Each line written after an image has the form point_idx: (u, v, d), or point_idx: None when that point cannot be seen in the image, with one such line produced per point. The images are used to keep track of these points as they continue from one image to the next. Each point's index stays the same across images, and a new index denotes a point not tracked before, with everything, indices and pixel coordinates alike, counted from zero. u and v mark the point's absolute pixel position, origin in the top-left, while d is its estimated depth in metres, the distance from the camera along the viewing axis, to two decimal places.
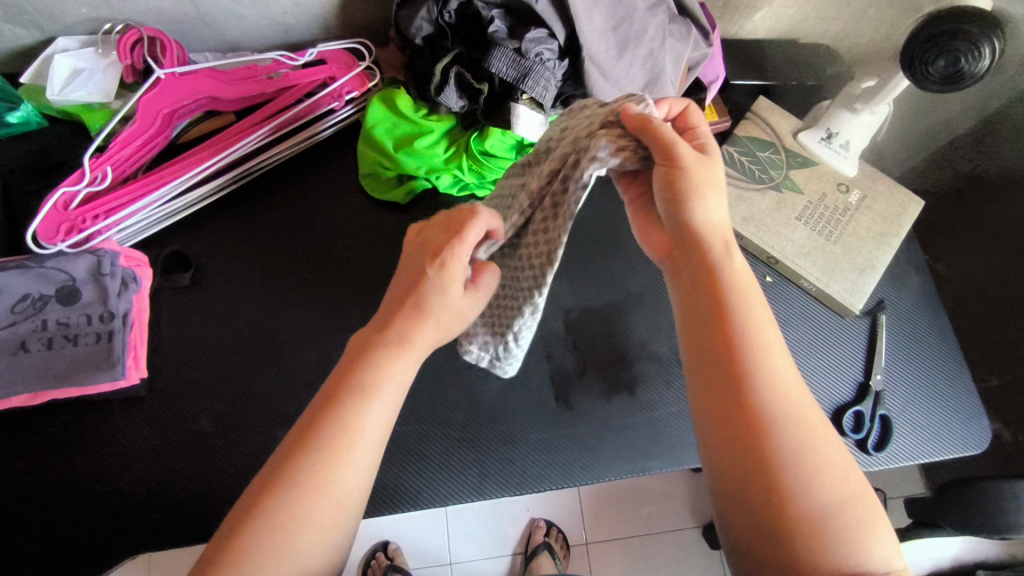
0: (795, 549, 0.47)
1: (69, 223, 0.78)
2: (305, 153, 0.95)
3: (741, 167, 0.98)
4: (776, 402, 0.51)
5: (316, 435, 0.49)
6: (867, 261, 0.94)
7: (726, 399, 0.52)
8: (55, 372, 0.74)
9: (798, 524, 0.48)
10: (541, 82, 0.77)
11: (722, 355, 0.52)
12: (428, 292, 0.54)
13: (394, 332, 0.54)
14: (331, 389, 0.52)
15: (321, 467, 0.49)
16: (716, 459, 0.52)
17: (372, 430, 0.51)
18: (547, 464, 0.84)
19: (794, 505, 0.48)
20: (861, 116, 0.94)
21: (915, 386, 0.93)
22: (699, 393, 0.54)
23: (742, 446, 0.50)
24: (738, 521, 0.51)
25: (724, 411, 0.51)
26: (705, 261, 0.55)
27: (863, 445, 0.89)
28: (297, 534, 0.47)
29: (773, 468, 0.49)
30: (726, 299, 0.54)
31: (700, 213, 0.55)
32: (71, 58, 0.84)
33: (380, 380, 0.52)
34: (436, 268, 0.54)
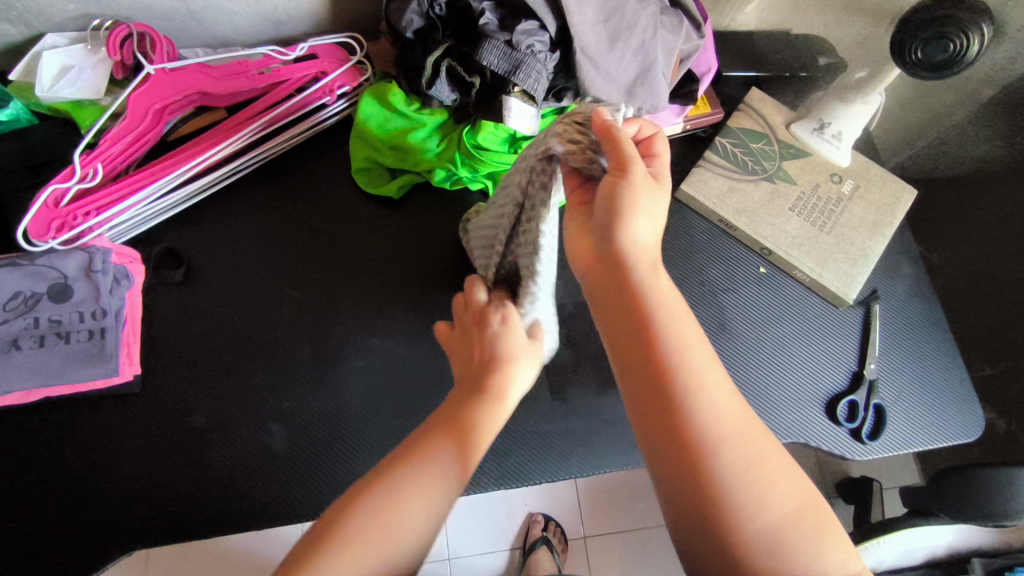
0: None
1: (59, 220, 0.77)
2: (297, 149, 0.95)
3: (734, 159, 0.98)
4: (709, 426, 0.48)
5: (423, 451, 0.51)
6: (860, 251, 0.94)
7: (665, 434, 0.49)
8: (48, 371, 0.74)
9: (749, 550, 0.46)
10: (532, 74, 0.76)
11: (654, 385, 0.50)
12: (500, 341, 0.60)
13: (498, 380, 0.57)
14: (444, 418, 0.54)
15: (426, 471, 0.50)
16: (669, 497, 0.49)
17: (472, 453, 0.53)
18: (543, 457, 0.84)
19: (741, 527, 0.46)
20: (853, 105, 0.94)
21: (910, 375, 0.93)
22: (641, 430, 0.51)
23: (682, 478, 0.48)
24: (697, 560, 0.48)
25: (664, 446, 0.49)
26: (630, 284, 0.52)
27: (857, 433, 0.89)
28: (392, 527, 0.47)
29: (717, 498, 0.47)
30: (651, 321, 0.51)
31: (632, 229, 0.52)
32: (59, 56, 0.84)
33: (489, 418, 0.55)
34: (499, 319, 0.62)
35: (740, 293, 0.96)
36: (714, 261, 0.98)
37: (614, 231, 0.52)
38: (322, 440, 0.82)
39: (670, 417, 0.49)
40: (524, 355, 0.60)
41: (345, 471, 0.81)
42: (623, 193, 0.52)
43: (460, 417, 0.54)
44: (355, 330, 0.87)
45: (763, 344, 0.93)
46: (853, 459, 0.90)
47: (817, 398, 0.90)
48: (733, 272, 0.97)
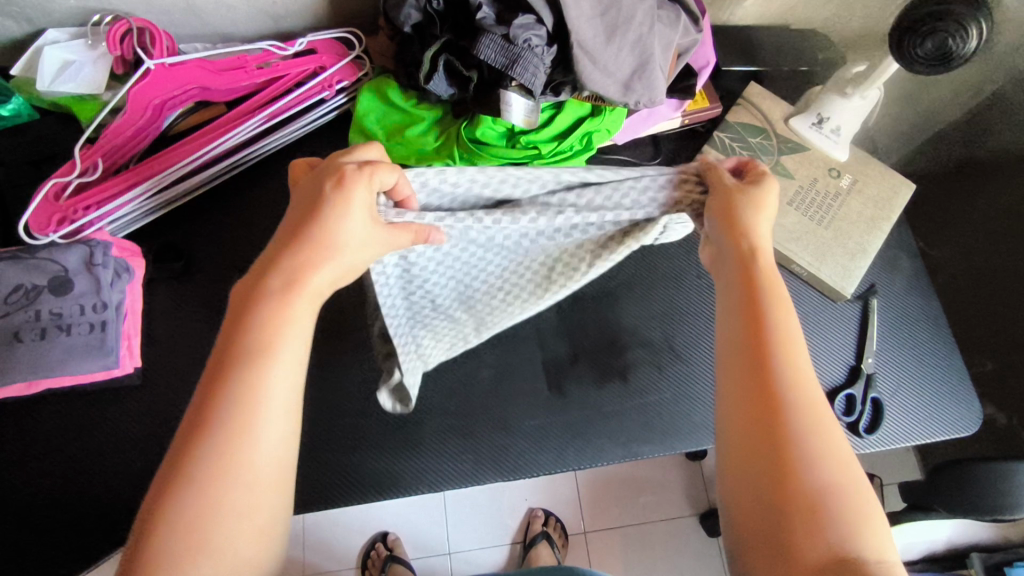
0: (797, 527, 0.47)
1: (61, 215, 0.78)
2: (297, 143, 0.95)
3: (733, 153, 0.98)
4: (797, 395, 0.52)
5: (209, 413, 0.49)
6: (858, 245, 0.95)
7: (755, 389, 0.53)
8: (50, 364, 0.74)
9: (799, 507, 0.48)
10: (530, 68, 0.77)
11: (752, 345, 0.55)
12: (314, 227, 0.54)
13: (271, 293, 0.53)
14: (221, 359, 0.51)
15: (231, 439, 0.48)
16: (735, 445, 0.53)
17: (275, 396, 0.51)
18: (541, 449, 0.85)
19: (795, 481, 0.49)
20: (852, 101, 0.94)
21: (907, 369, 0.93)
22: (728, 385, 0.55)
23: (751, 428, 0.52)
24: (744, 507, 0.50)
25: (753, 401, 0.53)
26: (742, 269, 0.58)
27: (855, 427, 0.89)
28: (214, 517, 0.46)
29: (787, 454, 0.50)
30: (760, 300, 0.56)
31: (744, 223, 0.59)
32: (59, 51, 0.84)
33: (273, 344, 0.52)
34: (331, 187, 0.54)
35: None
36: None
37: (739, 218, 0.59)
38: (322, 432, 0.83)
39: (757, 375, 0.53)
40: (342, 245, 0.54)
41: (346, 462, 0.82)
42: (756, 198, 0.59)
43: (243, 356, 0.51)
44: (353, 324, 0.88)
45: None
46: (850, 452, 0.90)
47: None
48: None
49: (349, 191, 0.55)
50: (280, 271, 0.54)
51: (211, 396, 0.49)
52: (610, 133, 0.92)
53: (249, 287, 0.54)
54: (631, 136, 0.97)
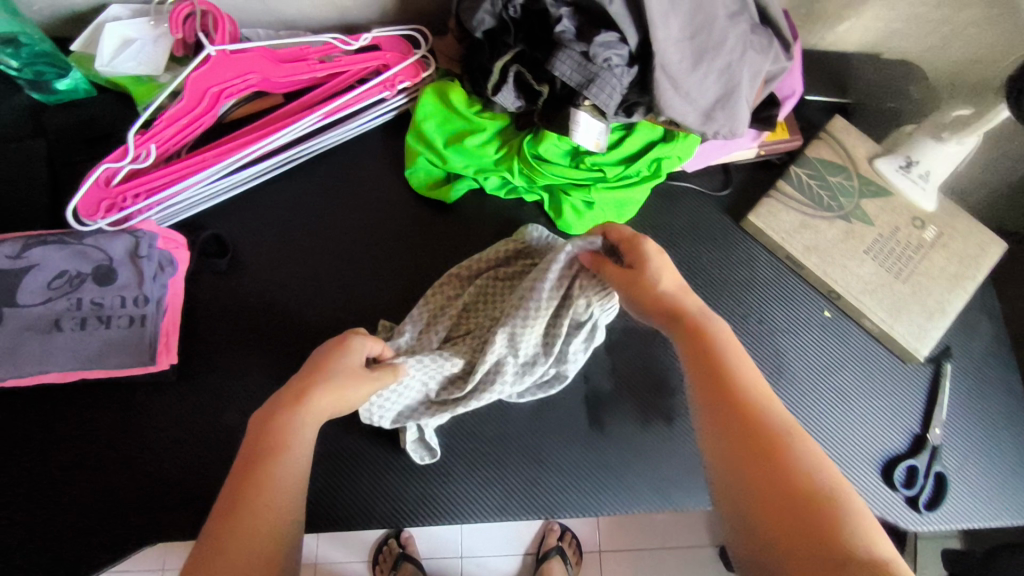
0: (807, 547, 0.44)
1: (110, 201, 0.77)
2: (351, 142, 0.92)
3: (809, 192, 0.92)
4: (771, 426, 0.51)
5: (240, 509, 0.47)
6: (936, 304, 0.87)
7: (740, 448, 0.50)
8: (88, 355, 0.73)
9: (803, 525, 0.45)
10: (606, 89, 0.72)
11: (715, 386, 0.54)
12: (329, 360, 0.59)
13: (297, 408, 0.54)
14: (252, 455, 0.51)
15: (262, 515, 0.47)
16: (727, 482, 0.50)
17: (296, 483, 0.51)
18: (576, 489, 0.81)
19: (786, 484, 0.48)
20: (946, 146, 0.86)
21: (977, 442, 0.86)
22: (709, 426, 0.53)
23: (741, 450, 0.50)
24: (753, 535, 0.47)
25: (733, 433, 0.51)
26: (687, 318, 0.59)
27: (914, 501, 0.83)
28: None
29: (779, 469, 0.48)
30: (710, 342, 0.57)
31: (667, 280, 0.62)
32: (121, 28, 0.82)
33: (299, 438, 0.53)
34: (338, 337, 0.62)
35: (801, 337, 0.89)
36: (778, 297, 0.91)
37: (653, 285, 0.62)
38: (352, 450, 0.80)
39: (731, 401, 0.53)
40: (355, 377, 0.60)
41: (373, 484, 0.79)
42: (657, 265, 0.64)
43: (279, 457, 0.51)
44: None
45: (820, 396, 0.87)
46: (906, 528, 0.84)
47: (872, 459, 0.85)
48: (796, 313, 0.90)
49: (353, 344, 0.62)
50: (298, 385, 0.56)
51: (246, 481, 0.49)
52: (680, 160, 0.86)
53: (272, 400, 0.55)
54: (703, 163, 0.91)
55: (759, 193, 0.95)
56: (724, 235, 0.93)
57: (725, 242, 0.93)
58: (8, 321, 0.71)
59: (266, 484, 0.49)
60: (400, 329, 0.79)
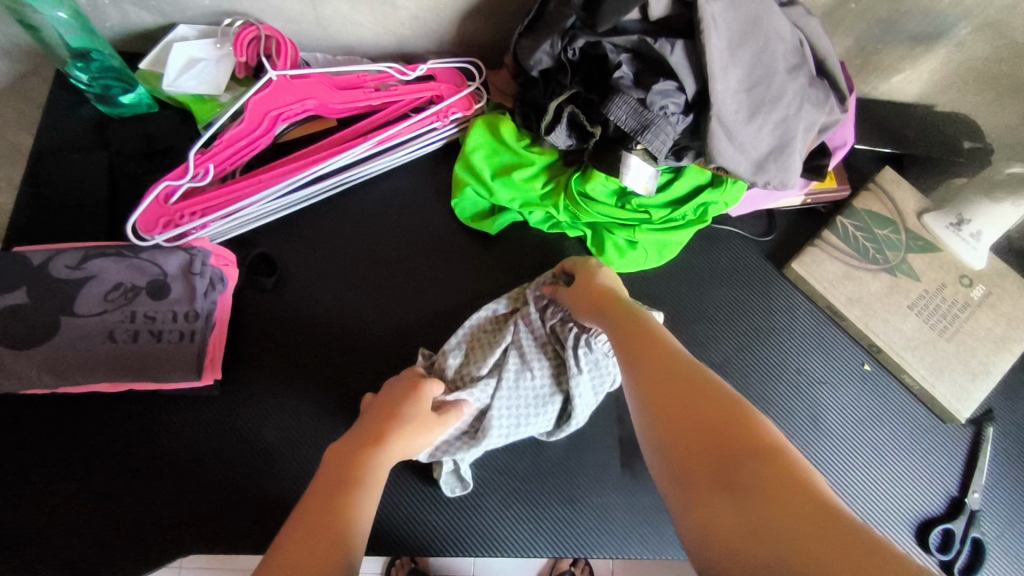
0: (709, 449, 0.49)
1: (168, 218, 0.79)
2: (400, 168, 0.93)
3: (855, 244, 0.91)
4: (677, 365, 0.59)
5: (324, 517, 0.50)
6: (981, 366, 0.86)
7: (654, 388, 0.57)
8: (138, 367, 0.74)
9: (710, 423, 0.51)
10: (660, 136, 0.72)
11: (637, 346, 0.63)
12: (402, 408, 0.66)
13: (374, 454, 0.59)
14: (339, 479, 0.55)
15: (348, 520, 0.51)
16: (648, 422, 0.56)
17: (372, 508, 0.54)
18: (605, 531, 0.80)
19: (691, 401, 0.54)
20: (1002, 207, 0.86)
21: (1019, 511, 0.84)
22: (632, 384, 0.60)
23: (658, 391, 0.57)
24: (665, 444, 0.52)
25: (652, 378, 0.58)
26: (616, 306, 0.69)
27: (949, 566, 0.81)
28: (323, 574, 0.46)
29: (687, 394, 0.55)
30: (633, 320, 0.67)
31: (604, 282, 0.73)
32: (188, 49, 0.85)
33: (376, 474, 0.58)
34: (408, 386, 0.69)
35: (840, 389, 0.88)
36: (818, 348, 0.90)
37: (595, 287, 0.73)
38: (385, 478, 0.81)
39: (647, 357, 0.61)
40: (422, 424, 0.66)
41: (405, 511, 0.80)
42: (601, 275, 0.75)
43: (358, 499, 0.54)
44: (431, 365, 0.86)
45: (856, 451, 0.86)
46: None
47: (906, 520, 0.83)
48: (835, 365, 0.89)
49: (424, 394, 0.69)
50: (376, 430, 0.63)
51: (333, 500, 0.53)
52: (727, 205, 0.86)
53: (350, 442, 0.61)
54: (749, 209, 0.91)
55: (803, 242, 0.94)
56: (766, 281, 0.93)
57: (767, 288, 0.92)
58: (65, 330, 0.73)
59: (340, 519, 0.51)
60: (444, 356, 0.79)
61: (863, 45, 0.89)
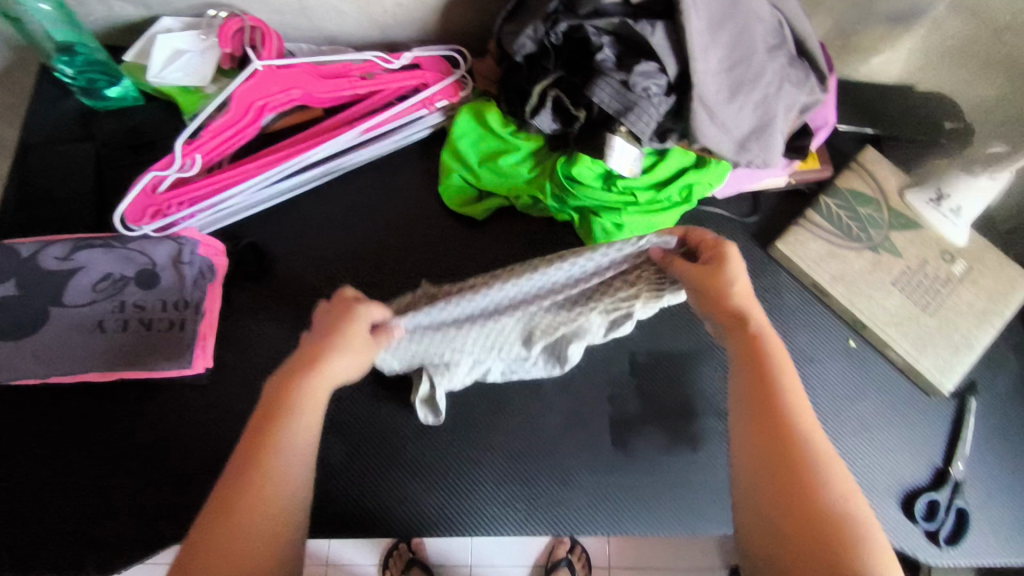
0: (818, 566, 0.49)
1: (155, 208, 0.80)
2: (387, 157, 0.94)
3: (838, 222, 0.93)
4: (808, 454, 0.55)
5: (236, 484, 0.51)
6: (963, 338, 0.88)
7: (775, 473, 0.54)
8: (127, 356, 0.75)
9: (826, 549, 0.50)
10: (643, 117, 0.73)
11: (766, 409, 0.57)
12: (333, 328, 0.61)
13: (297, 401, 0.56)
14: (255, 426, 0.55)
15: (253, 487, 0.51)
16: (757, 508, 0.54)
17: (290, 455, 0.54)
18: (598, 510, 0.82)
19: (813, 511, 0.52)
20: (979, 180, 0.87)
21: (1003, 480, 0.86)
22: (745, 447, 0.57)
23: (780, 479, 0.54)
24: (772, 545, 0.52)
25: (766, 455, 0.55)
26: (749, 336, 0.61)
27: (935, 536, 0.83)
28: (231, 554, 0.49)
29: (808, 497, 0.52)
30: (764, 358, 0.60)
31: (736, 296, 0.63)
32: (172, 40, 0.85)
33: (297, 412, 0.56)
34: (342, 299, 0.63)
35: (826, 365, 0.89)
36: (804, 325, 0.91)
37: (726, 292, 0.62)
38: (380, 461, 0.82)
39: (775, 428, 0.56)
40: (354, 342, 0.61)
41: (400, 494, 0.81)
42: (731, 271, 0.63)
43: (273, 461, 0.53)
44: None
45: (842, 424, 0.87)
46: (928, 562, 0.84)
47: (892, 491, 0.85)
48: (821, 342, 0.91)
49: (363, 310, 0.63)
50: (302, 357, 0.59)
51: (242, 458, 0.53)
52: (711, 186, 0.87)
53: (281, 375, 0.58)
54: (733, 190, 0.92)
55: (789, 222, 0.95)
56: (752, 261, 0.94)
57: (753, 267, 0.93)
58: (55, 320, 0.74)
59: (251, 484, 0.51)
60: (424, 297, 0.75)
61: (844, 26, 0.90)
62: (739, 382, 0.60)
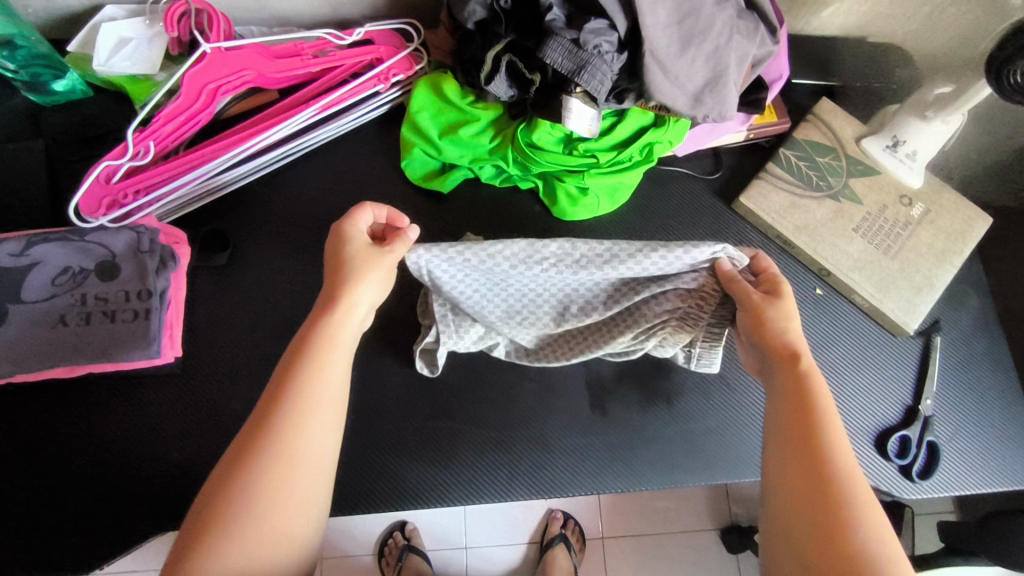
0: None
1: (111, 198, 0.79)
2: (346, 136, 0.93)
3: (799, 173, 0.93)
4: (847, 493, 0.53)
5: (265, 434, 0.54)
6: (925, 279, 0.89)
7: (813, 508, 0.53)
8: (92, 349, 0.74)
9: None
10: (597, 76, 0.73)
11: (810, 441, 0.57)
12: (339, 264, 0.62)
13: (313, 341, 0.58)
14: (282, 380, 0.56)
15: (281, 443, 0.54)
16: (786, 530, 0.54)
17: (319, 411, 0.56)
18: (580, 471, 0.82)
19: (843, 552, 0.51)
20: (932, 125, 0.88)
21: (969, 413, 0.89)
22: (781, 473, 0.56)
23: (816, 509, 0.53)
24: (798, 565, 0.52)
25: (801, 481, 0.55)
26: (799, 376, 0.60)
27: (907, 471, 0.85)
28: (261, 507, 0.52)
29: (840, 534, 0.51)
30: (812, 396, 0.58)
31: (789, 337, 0.63)
32: (117, 28, 0.83)
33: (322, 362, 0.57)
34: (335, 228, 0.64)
35: None
36: None
37: (777, 330, 0.62)
38: (359, 440, 0.82)
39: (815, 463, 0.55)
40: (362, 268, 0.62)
41: (382, 470, 0.81)
42: (787, 308, 0.64)
43: (285, 400, 0.55)
44: (394, 326, 0.87)
45: None
46: (902, 497, 0.87)
47: (864, 431, 0.87)
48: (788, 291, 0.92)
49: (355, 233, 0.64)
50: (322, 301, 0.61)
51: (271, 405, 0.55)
52: (671, 144, 0.87)
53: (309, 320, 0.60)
54: (694, 148, 0.93)
55: (750, 177, 0.97)
56: (716, 218, 0.95)
57: (718, 224, 0.95)
58: (14, 317, 0.73)
59: (278, 437, 0.54)
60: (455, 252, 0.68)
61: None
62: (780, 420, 0.59)
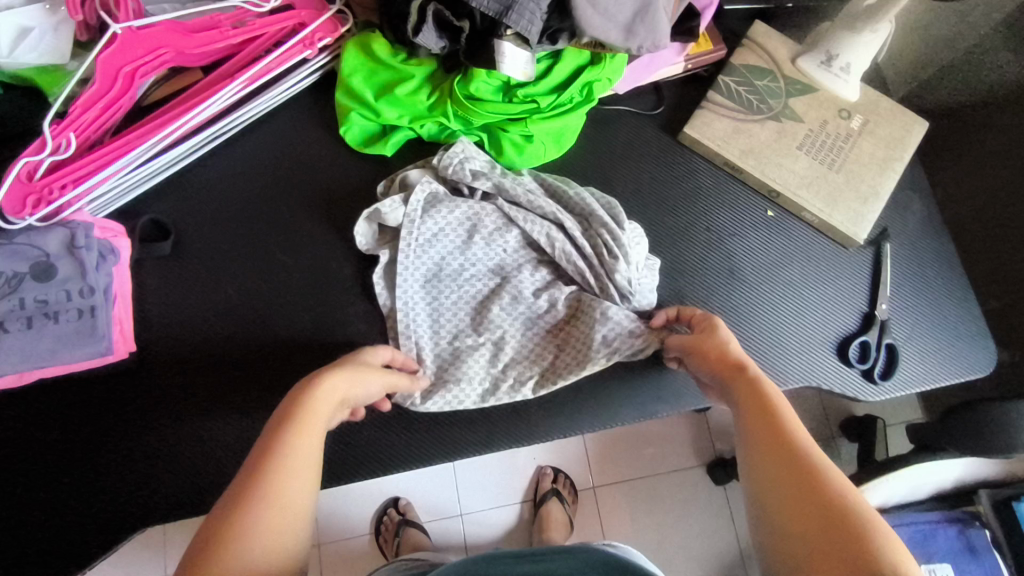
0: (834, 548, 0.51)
1: (37, 195, 0.74)
2: (279, 109, 0.90)
3: (739, 98, 0.94)
4: (814, 461, 0.58)
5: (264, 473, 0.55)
6: (870, 188, 0.91)
7: (788, 479, 0.58)
8: (38, 355, 0.72)
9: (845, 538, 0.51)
10: (526, 15, 0.70)
11: (768, 430, 0.62)
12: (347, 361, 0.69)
13: (303, 409, 0.61)
14: (276, 430, 0.59)
15: (277, 484, 0.54)
16: (770, 502, 0.57)
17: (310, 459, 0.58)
18: (555, 414, 0.83)
19: (825, 506, 0.54)
20: (862, 36, 0.89)
21: (922, 313, 0.92)
22: (753, 460, 0.61)
23: (793, 478, 0.57)
24: (792, 531, 0.54)
25: (773, 460, 0.60)
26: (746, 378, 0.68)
27: (869, 374, 0.88)
28: (253, 540, 0.50)
29: (819, 494, 0.55)
30: (765, 397, 0.65)
31: (723, 353, 0.72)
32: (17, 17, 0.78)
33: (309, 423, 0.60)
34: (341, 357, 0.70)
35: (748, 237, 0.92)
36: (721, 205, 0.94)
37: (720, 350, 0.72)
38: None
39: (780, 444, 0.61)
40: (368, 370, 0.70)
41: (359, 440, 0.81)
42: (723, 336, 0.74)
43: (273, 456, 0.56)
44: (352, 297, 0.85)
45: (772, 289, 0.91)
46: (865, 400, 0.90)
47: (826, 342, 0.89)
48: (740, 216, 0.93)
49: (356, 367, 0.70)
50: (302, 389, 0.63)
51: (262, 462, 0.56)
52: (610, 82, 0.86)
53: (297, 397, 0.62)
54: (633, 84, 0.93)
55: (693, 107, 0.97)
56: (663, 152, 0.95)
57: (666, 158, 0.95)
58: None
59: (269, 477, 0.54)
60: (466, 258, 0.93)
61: None
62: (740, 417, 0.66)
